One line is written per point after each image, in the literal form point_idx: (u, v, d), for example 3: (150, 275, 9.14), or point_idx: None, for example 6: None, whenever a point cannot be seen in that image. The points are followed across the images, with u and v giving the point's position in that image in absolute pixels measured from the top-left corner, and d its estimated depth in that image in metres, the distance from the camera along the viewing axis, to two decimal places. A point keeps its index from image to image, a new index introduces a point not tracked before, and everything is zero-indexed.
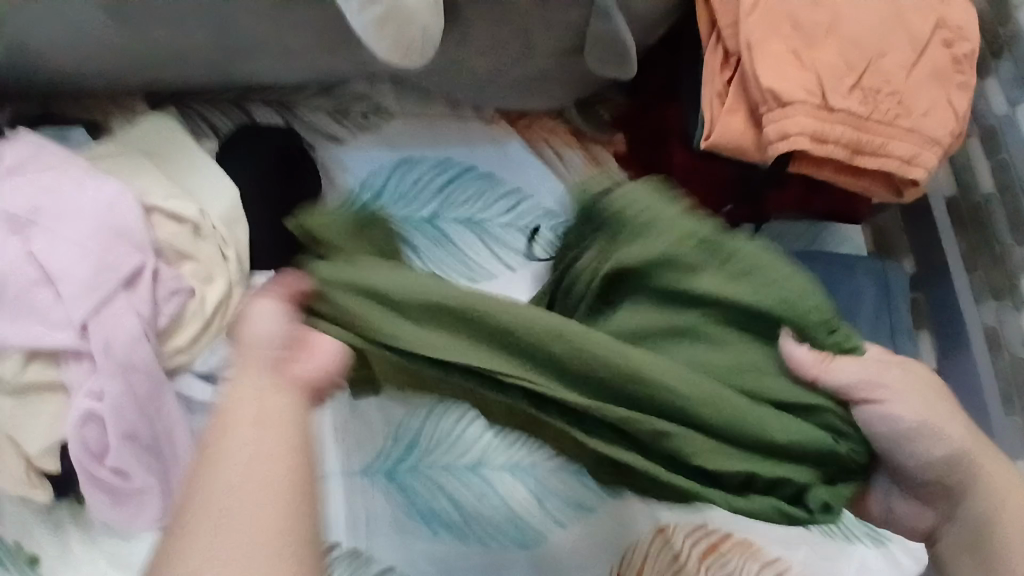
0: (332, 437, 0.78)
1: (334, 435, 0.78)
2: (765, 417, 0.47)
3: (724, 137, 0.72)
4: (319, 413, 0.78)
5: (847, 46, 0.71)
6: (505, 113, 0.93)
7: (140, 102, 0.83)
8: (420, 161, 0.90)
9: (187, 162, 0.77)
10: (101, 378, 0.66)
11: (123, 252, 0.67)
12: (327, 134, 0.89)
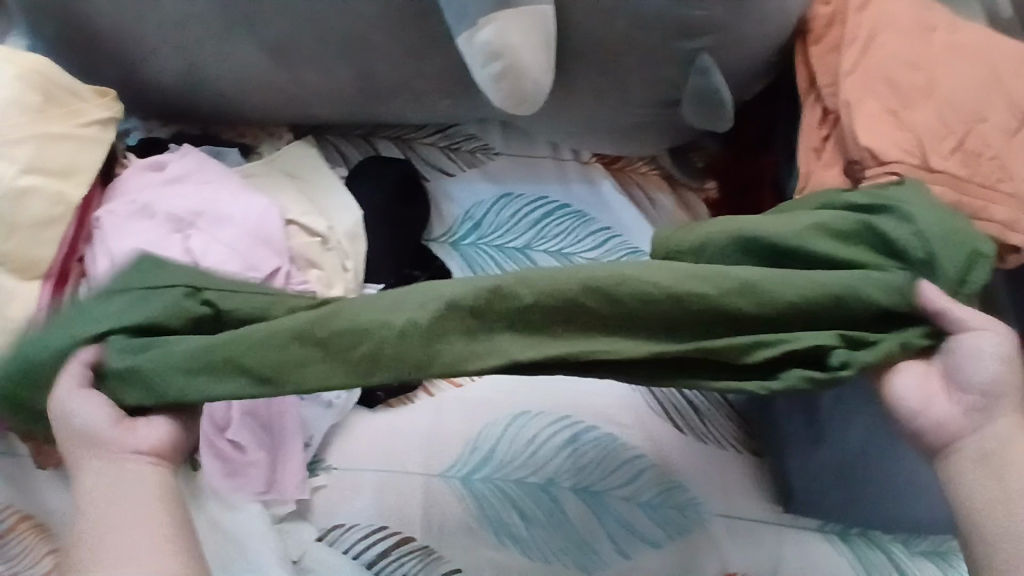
0: (420, 442, 0.84)
1: (422, 441, 0.84)
2: (816, 290, 0.54)
3: (817, 191, 0.74)
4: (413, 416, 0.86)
5: (948, 109, 0.72)
6: (601, 157, 1.00)
7: (286, 131, 0.97)
8: (520, 196, 0.98)
9: (321, 183, 0.89)
10: None
11: (265, 256, 0.79)
12: (439, 167, 0.99)
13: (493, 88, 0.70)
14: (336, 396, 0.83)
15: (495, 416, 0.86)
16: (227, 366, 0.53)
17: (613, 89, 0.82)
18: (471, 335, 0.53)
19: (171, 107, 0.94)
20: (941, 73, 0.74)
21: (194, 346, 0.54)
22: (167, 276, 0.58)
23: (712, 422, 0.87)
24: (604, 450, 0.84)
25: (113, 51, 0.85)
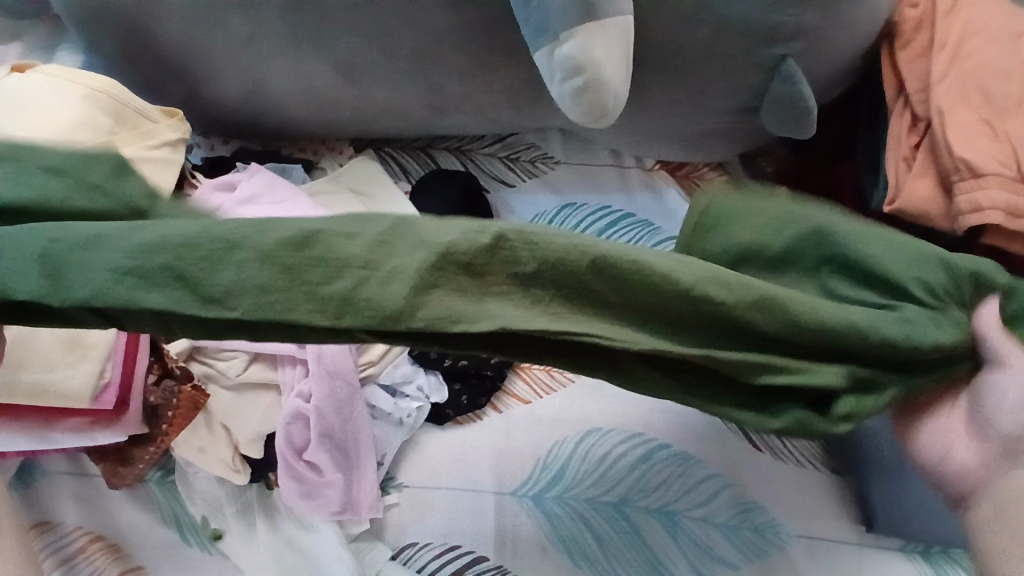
0: (490, 463, 0.84)
1: (491, 462, 0.84)
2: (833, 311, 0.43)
3: (907, 204, 0.72)
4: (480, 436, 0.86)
5: None
6: (665, 163, 0.97)
7: (347, 146, 0.97)
8: (583, 206, 0.96)
9: (385, 199, 0.88)
10: (310, 382, 0.74)
11: None
12: (498, 178, 0.97)
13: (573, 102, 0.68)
14: (405, 414, 0.82)
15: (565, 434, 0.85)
16: (163, 265, 0.37)
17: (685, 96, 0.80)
18: (462, 292, 0.38)
19: (232, 123, 0.94)
20: None
21: (183, 231, 0.38)
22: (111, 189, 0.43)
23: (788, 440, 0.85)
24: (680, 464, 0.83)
25: (179, 70, 0.85)
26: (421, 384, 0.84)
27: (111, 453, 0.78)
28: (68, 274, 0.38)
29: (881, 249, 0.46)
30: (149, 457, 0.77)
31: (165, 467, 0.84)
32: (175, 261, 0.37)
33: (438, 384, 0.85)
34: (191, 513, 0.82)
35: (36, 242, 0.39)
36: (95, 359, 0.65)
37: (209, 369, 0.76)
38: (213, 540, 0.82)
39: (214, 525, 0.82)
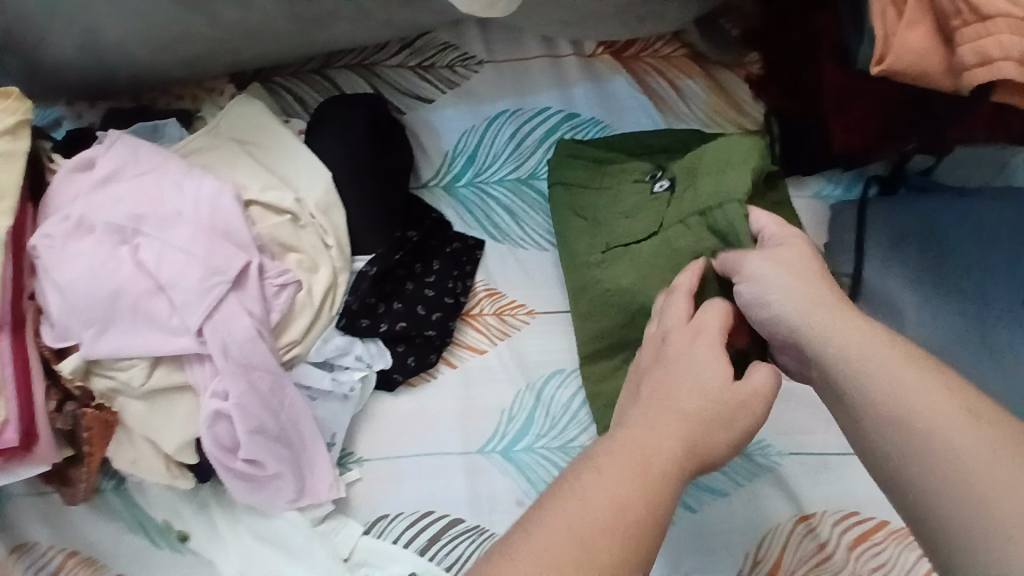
0: (494, 405, 0.76)
1: (496, 404, 0.76)
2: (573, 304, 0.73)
3: (901, 62, 0.57)
4: (478, 385, 0.77)
5: None
6: (606, 46, 0.82)
7: (227, 86, 0.82)
8: (514, 112, 0.82)
9: (275, 146, 0.75)
10: (224, 380, 0.67)
11: (227, 253, 0.67)
12: (412, 93, 0.82)
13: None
14: (349, 387, 0.73)
15: (529, 378, 0.77)
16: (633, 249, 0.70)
17: None
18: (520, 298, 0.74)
19: (86, 80, 0.77)
20: None
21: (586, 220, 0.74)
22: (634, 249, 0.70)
23: None
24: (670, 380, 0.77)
25: None
26: (359, 353, 0.74)
27: (54, 474, 0.72)
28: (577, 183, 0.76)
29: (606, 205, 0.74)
30: (86, 477, 0.70)
31: (116, 475, 0.76)
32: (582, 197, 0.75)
33: (379, 349, 0.75)
34: (153, 517, 0.75)
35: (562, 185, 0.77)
36: None
37: (112, 382, 0.67)
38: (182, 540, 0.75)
39: (179, 525, 0.75)
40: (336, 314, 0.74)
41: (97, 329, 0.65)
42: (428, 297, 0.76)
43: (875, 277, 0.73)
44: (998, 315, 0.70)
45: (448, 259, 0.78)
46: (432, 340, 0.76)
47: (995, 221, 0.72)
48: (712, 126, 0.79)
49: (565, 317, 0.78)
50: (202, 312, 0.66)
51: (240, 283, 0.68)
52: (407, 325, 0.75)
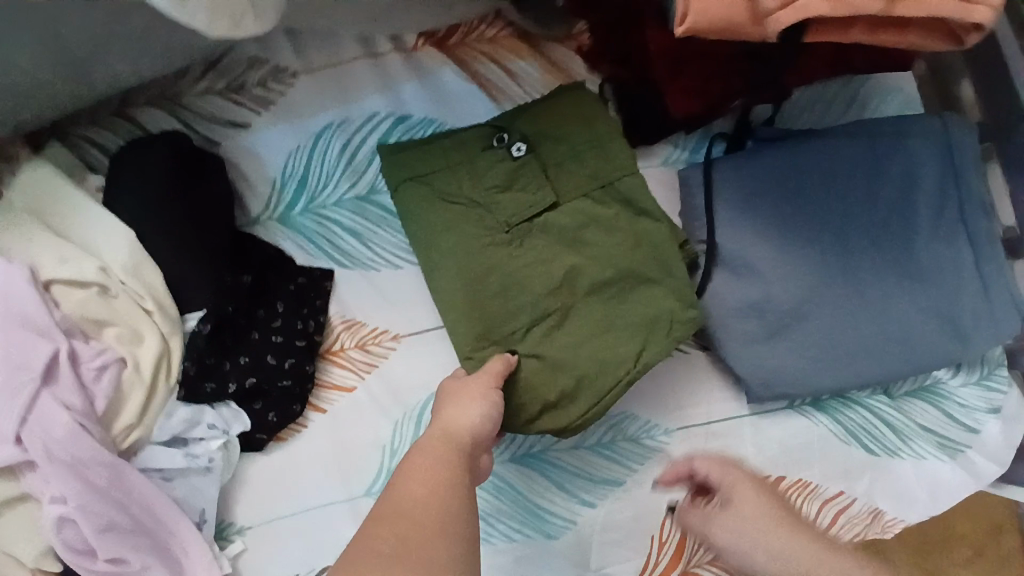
0: (374, 440, 0.72)
1: (375, 440, 0.72)
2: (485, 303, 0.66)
3: (704, 17, 0.50)
4: (353, 424, 0.72)
5: None
6: (428, 36, 0.74)
7: (21, 148, 0.69)
8: (340, 123, 0.74)
9: (71, 211, 0.66)
10: (56, 483, 0.60)
11: (29, 345, 0.60)
12: (224, 119, 0.73)
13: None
14: (208, 458, 0.67)
15: (405, 407, 0.73)
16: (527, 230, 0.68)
17: None
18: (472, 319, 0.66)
19: None
20: None
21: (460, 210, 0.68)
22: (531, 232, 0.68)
23: None
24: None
25: None
26: (211, 421, 0.68)
27: None
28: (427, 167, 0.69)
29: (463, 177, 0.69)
30: None
31: None
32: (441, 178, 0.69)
33: (234, 411, 0.69)
34: None
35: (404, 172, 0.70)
36: None
37: None
38: None
39: None
40: (175, 384, 0.67)
41: None
42: (275, 344, 0.70)
43: (732, 238, 0.71)
44: (852, 256, 0.70)
45: (288, 301, 0.71)
46: (290, 391, 0.70)
47: (843, 159, 0.71)
48: None
49: (432, 335, 0.74)
50: (17, 414, 0.59)
51: (49, 374, 0.61)
52: (258, 380, 0.69)
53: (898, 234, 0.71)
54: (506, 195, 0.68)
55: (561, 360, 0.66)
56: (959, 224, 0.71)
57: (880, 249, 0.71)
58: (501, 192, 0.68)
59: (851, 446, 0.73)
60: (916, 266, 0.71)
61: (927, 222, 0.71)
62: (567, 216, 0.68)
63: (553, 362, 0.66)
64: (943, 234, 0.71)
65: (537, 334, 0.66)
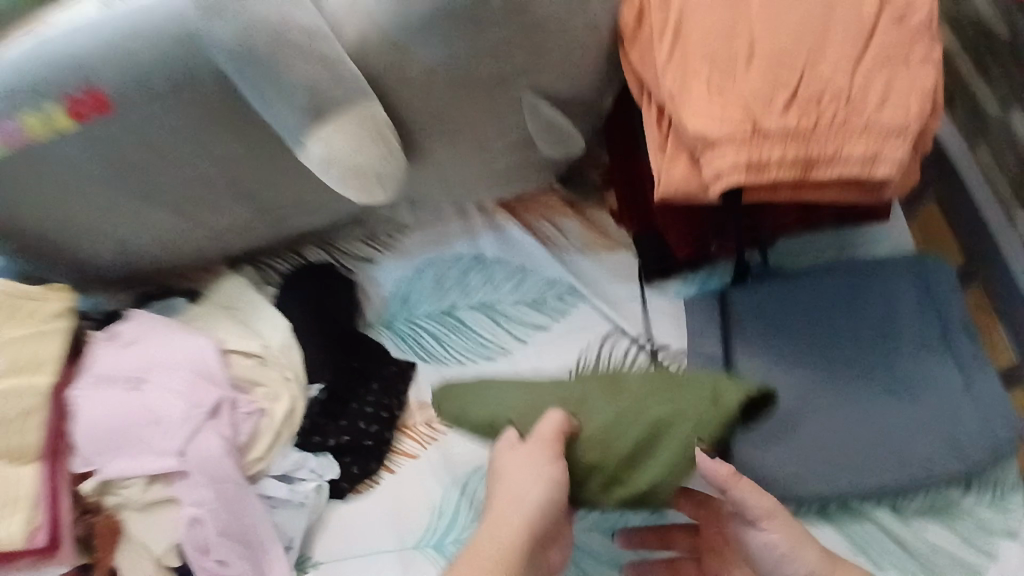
0: (429, 502, 0.89)
1: (430, 503, 0.89)
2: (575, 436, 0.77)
3: (667, 188, 0.75)
4: (415, 487, 0.90)
5: (779, 68, 0.68)
6: (503, 201, 1.02)
7: (222, 266, 1.05)
8: (437, 261, 1.01)
9: (249, 306, 0.97)
10: (198, 491, 0.83)
11: (206, 391, 0.87)
12: (361, 257, 1.04)
13: (314, 134, 0.73)
14: (303, 496, 0.88)
15: (455, 476, 0.90)
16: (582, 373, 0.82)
17: (453, 140, 0.87)
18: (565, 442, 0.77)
19: (117, 275, 1.03)
20: (749, 38, 0.70)
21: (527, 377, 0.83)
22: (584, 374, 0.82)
23: None
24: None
25: (49, 251, 0.96)
26: (312, 467, 0.90)
27: None
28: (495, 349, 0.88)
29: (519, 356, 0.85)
30: None
31: None
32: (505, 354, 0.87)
33: (329, 461, 0.90)
34: None
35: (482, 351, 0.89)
36: (23, 509, 0.81)
37: (119, 498, 0.84)
38: None
39: None
40: (296, 433, 0.91)
41: (112, 452, 0.85)
42: (366, 413, 0.92)
43: (731, 353, 0.84)
44: (839, 371, 0.82)
45: (381, 383, 0.94)
46: (372, 448, 0.91)
47: (829, 293, 0.86)
48: (592, 253, 0.97)
49: None
50: (184, 437, 0.84)
51: (214, 412, 0.86)
52: (351, 438, 0.91)
53: (882, 356, 0.82)
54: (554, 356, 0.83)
55: (608, 443, 0.76)
56: (937, 349, 0.81)
57: (868, 367, 0.82)
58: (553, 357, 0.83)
59: (860, 558, 0.77)
60: (902, 384, 0.80)
61: (907, 347, 0.82)
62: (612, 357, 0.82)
63: (604, 437, 0.76)
64: (922, 356, 0.81)
65: (595, 423, 0.76)
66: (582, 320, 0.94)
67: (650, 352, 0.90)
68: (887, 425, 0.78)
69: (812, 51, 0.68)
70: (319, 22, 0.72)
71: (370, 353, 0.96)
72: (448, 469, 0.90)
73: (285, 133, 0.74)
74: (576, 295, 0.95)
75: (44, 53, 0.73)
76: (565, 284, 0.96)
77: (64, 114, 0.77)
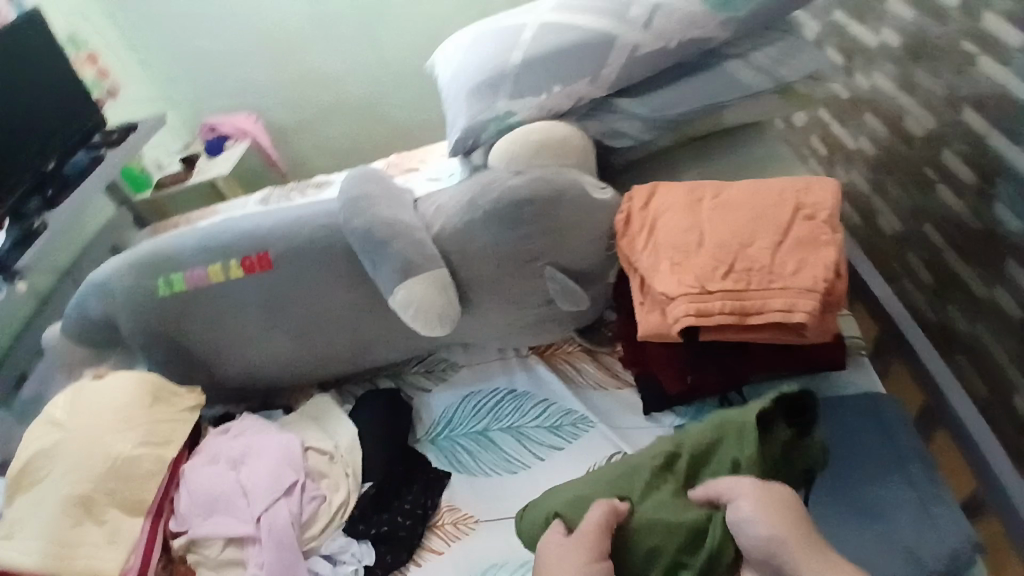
0: None
1: None
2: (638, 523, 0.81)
3: (645, 331, 1.01)
4: None
5: (720, 249, 0.97)
6: (535, 348, 1.28)
7: (315, 389, 1.35)
8: (480, 392, 1.25)
9: (328, 415, 1.22)
10: (263, 553, 1.01)
11: (286, 474, 1.08)
12: (419, 387, 1.30)
13: (404, 283, 1.03)
14: None
15: (472, 570, 1.02)
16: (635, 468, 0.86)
17: (497, 293, 1.14)
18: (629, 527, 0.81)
19: (235, 389, 1.33)
20: (699, 231, 1.01)
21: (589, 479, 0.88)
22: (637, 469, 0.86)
23: None
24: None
25: (197, 364, 1.29)
26: (354, 550, 1.05)
27: None
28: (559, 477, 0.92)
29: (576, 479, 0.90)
30: None
31: None
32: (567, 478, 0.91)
33: (368, 547, 1.06)
34: None
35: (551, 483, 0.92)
36: (124, 552, 1.00)
37: (199, 556, 1.04)
38: None
39: None
40: (344, 522, 1.08)
41: (204, 516, 1.06)
42: (405, 509, 1.09)
43: None
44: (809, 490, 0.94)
45: (422, 486, 1.12)
46: (404, 539, 1.06)
47: None
48: (603, 389, 1.19)
49: (498, 524, 1.07)
50: (264, 505, 1.04)
51: (288, 491, 1.07)
52: (389, 529, 1.07)
53: (847, 479, 0.94)
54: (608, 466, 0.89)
55: (664, 522, 0.80)
56: (900, 477, 0.92)
57: (834, 488, 0.93)
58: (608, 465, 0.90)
59: None
60: (867, 505, 0.90)
61: (869, 472, 0.94)
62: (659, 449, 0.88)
63: (663, 521, 0.80)
64: (885, 481, 0.92)
65: (643, 507, 0.82)
66: (589, 442, 1.12)
67: None
68: (855, 540, 0.87)
69: (743, 237, 0.97)
70: (417, 223, 1.11)
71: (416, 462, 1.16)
72: (466, 563, 1.03)
73: (385, 287, 1.06)
74: (587, 422, 1.14)
75: (244, 232, 1.20)
76: (580, 414, 1.16)
77: (238, 266, 1.18)
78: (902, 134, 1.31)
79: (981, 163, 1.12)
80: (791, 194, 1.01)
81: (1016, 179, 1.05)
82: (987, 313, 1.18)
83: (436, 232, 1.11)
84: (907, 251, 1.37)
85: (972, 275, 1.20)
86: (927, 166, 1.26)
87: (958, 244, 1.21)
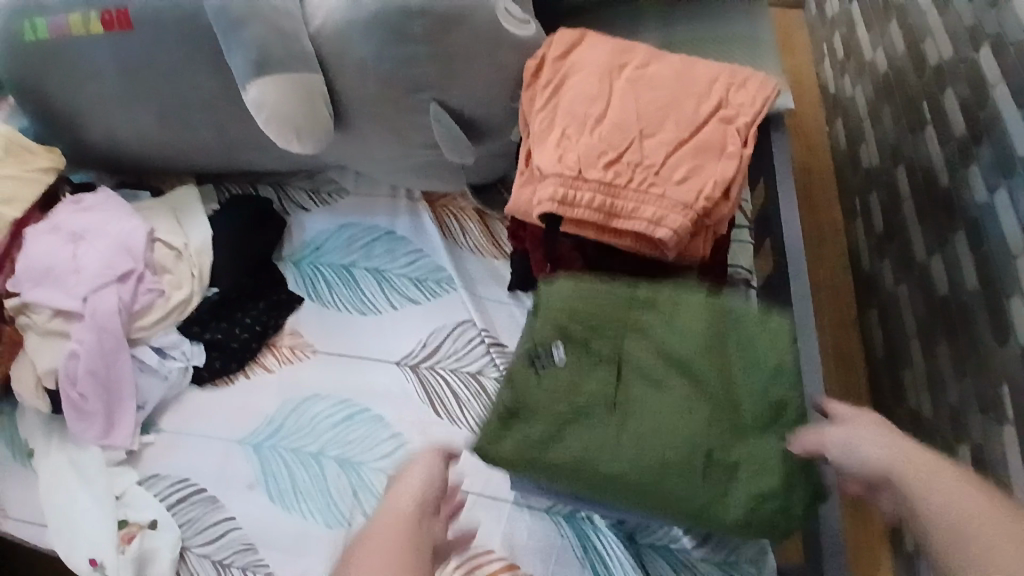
0: (265, 413, 1.02)
1: (265, 412, 1.02)
2: (728, 498, 0.73)
3: (512, 206, 0.89)
4: (259, 394, 1.04)
5: (613, 134, 0.83)
6: (428, 195, 1.17)
7: (190, 179, 1.27)
8: (359, 227, 1.16)
9: (187, 210, 1.16)
10: (84, 331, 1.00)
11: (123, 262, 1.04)
12: (299, 205, 1.21)
13: (256, 81, 0.91)
14: (168, 370, 1.04)
15: (293, 395, 1.03)
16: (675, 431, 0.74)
17: (374, 122, 1.02)
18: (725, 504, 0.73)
19: (105, 160, 1.24)
20: (601, 106, 0.86)
21: (607, 443, 0.75)
22: (683, 438, 0.74)
23: (444, 356, 1.03)
24: (390, 396, 1.01)
25: (61, 125, 1.17)
26: (184, 349, 1.06)
27: None
28: (536, 421, 0.78)
29: (578, 433, 0.76)
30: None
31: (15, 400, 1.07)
32: (560, 430, 0.77)
33: (198, 350, 1.06)
34: (23, 438, 1.03)
35: (531, 426, 0.77)
36: None
37: (28, 321, 1.02)
38: (30, 456, 1.02)
39: (31, 445, 1.03)
40: (178, 319, 1.08)
41: (36, 285, 1.03)
42: (244, 322, 1.08)
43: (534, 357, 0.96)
44: None
45: (271, 307, 1.10)
46: (235, 350, 1.06)
47: None
48: (479, 254, 1.11)
49: (333, 359, 1.06)
50: (90, 286, 1.01)
51: (122, 279, 1.04)
52: (221, 338, 1.07)
53: None
54: (605, 398, 0.78)
55: (772, 487, 0.72)
56: None
57: None
58: (601, 399, 0.78)
59: (583, 569, 0.86)
60: None
61: None
62: (656, 377, 0.77)
63: (766, 495, 0.72)
64: None
65: (739, 475, 0.74)
66: (446, 304, 1.06)
67: (488, 344, 1.02)
68: None
69: (643, 127, 0.83)
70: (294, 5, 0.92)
71: (269, 282, 1.13)
72: (294, 390, 1.04)
73: (237, 76, 0.93)
74: (453, 284, 1.08)
75: None
76: (447, 274, 1.09)
77: (98, 20, 1.00)
78: (915, 58, 1.06)
79: (974, 115, 0.89)
80: (715, 91, 0.86)
81: (1000, 145, 0.84)
82: (916, 273, 1.04)
83: (316, 26, 0.94)
84: (873, 187, 1.20)
85: (918, 234, 1.03)
86: (924, 102, 1.03)
87: (920, 194, 1.03)
